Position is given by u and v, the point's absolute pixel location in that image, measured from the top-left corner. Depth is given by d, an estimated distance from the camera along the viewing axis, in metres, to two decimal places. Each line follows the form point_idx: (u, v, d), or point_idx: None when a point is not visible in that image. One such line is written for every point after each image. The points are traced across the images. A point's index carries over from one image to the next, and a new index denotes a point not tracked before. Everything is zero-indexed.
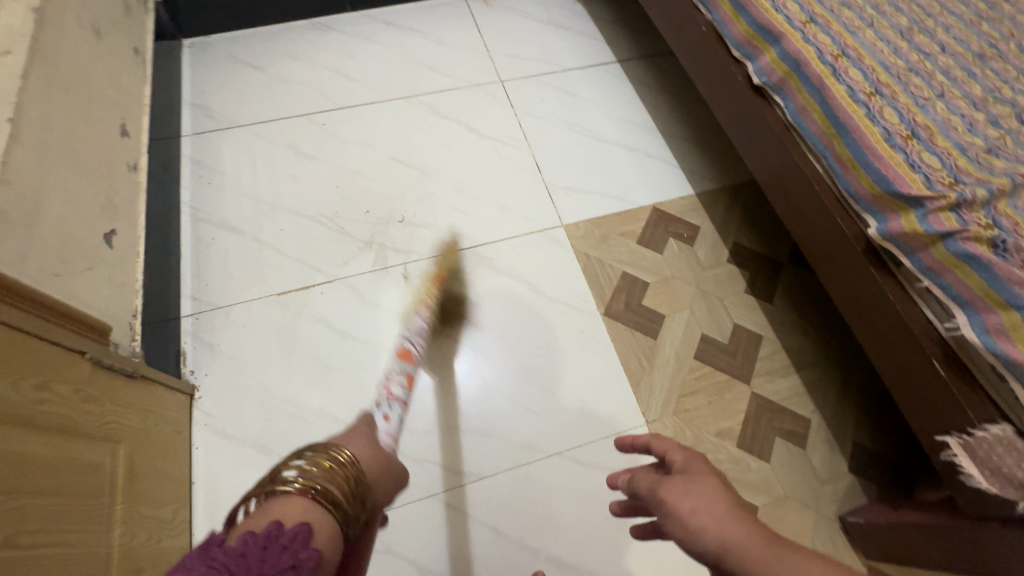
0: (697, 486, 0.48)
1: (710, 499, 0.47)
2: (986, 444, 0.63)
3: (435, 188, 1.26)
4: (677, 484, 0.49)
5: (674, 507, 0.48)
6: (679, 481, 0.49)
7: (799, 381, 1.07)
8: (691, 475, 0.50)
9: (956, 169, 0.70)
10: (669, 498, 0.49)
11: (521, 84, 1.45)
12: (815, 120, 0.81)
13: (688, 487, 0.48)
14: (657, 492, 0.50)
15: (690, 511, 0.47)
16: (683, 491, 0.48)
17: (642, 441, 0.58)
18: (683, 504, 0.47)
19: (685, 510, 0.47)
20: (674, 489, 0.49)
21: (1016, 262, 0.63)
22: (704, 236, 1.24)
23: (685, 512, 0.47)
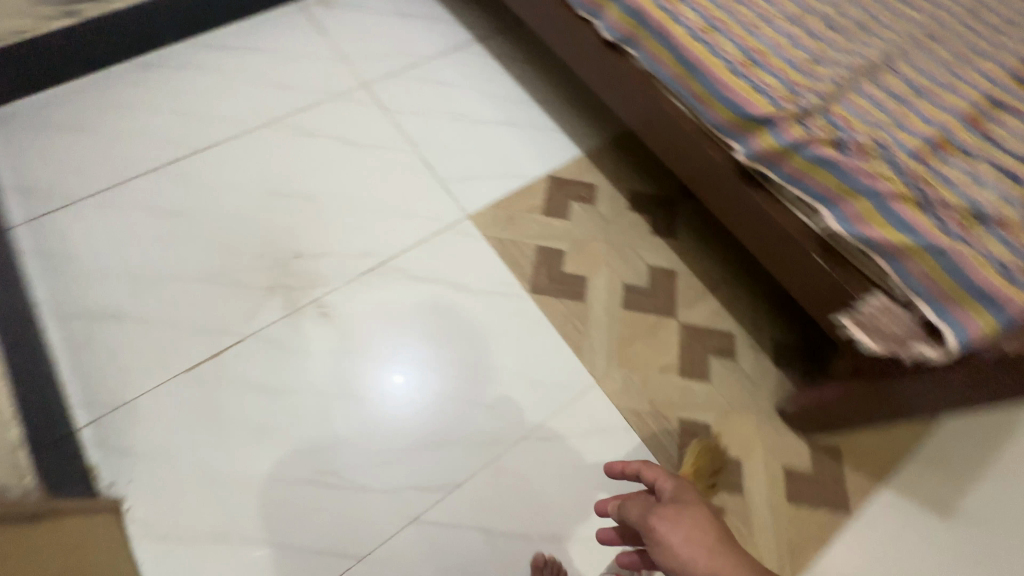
0: (687, 519, 0.51)
1: (698, 535, 0.49)
2: (872, 315, 0.73)
3: (328, 212, 1.20)
4: (671, 513, 0.51)
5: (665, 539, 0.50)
6: (670, 511, 0.51)
7: (715, 302, 1.17)
8: (681, 507, 0.52)
9: (792, 84, 0.78)
10: (659, 528, 0.51)
11: (387, 83, 1.40)
12: (667, 64, 0.86)
13: (678, 518, 0.51)
14: (648, 523, 0.52)
15: (680, 543, 0.49)
16: (673, 525, 0.50)
17: (633, 466, 0.58)
18: (674, 537, 0.50)
19: (676, 543, 0.49)
20: (667, 519, 0.51)
21: (855, 155, 0.72)
22: (601, 192, 1.29)
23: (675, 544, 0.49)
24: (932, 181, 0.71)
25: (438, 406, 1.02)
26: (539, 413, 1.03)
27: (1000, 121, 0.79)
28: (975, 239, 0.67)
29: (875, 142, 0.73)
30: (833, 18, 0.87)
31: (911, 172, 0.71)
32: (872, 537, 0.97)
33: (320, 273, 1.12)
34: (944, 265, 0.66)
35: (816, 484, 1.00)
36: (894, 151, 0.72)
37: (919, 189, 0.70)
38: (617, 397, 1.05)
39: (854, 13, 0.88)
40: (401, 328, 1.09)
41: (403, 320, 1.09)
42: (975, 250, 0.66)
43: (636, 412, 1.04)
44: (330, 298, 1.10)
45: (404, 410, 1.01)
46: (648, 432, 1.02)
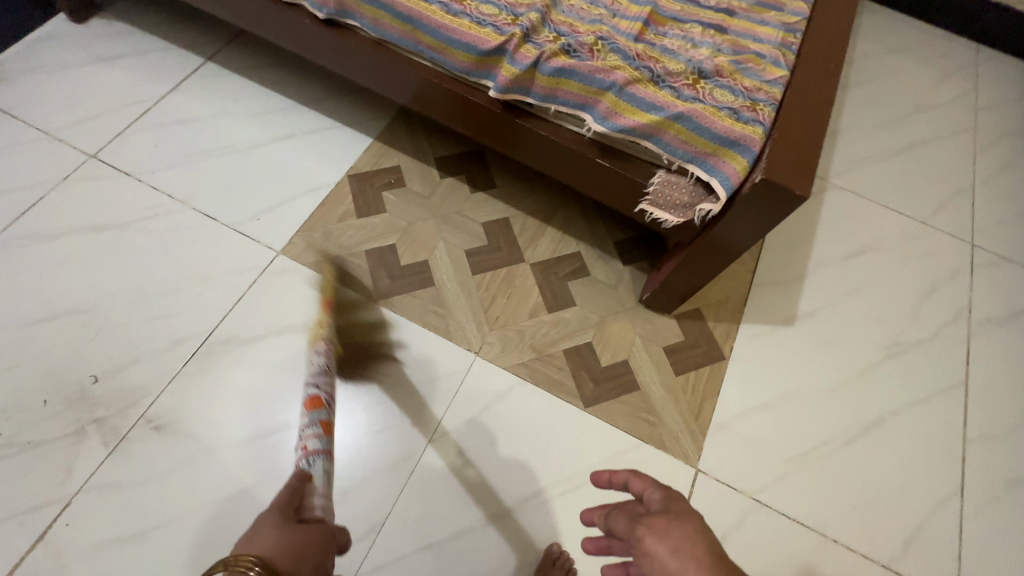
0: (678, 532, 0.45)
1: (687, 552, 0.43)
2: (662, 193, 0.79)
3: (112, 313, 1.00)
4: (660, 525, 0.45)
5: (653, 553, 0.44)
6: (660, 523, 0.45)
7: (554, 230, 1.20)
8: (672, 521, 0.45)
9: (510, 6, 0.77)
10: (647, 540, 0.45)
11: (121, 144, 1.18)
12: (390, 24, 0.81)
13: (670, 532, 0.45)
14: (635, 533, 0.46)
15: (668, 556, 0.43)
16: (662, 538, 0.44)
17: (620, 478, 0.53)
18: (662, 551, 0.44)
19: (663, 557, 0.43)
20: (654, 530, 0.45)
21: (587, 55, 0.73)
22: (408, 171, 1.23)
23: (662, 558, 0.43)
24: (656, 57, 0.75)
25: (382, 419, 0.97)
26: (435, 410, 0.99)
27: None
28: (706, 95, 0.72)
29: (599, 38, 0.75)
30: None
31: (637, 54, 0.74)
32: (749, 367, 1.09)
33: (134, 385, 0.95)
34: (691, 127, 0.71)
35: (692, 348, 1.10)
36: (617, 40, 0.75)
37: (648, 68, 0.73)
38: (502, 359, 1.05)
39: None
40: (296, 378, 1.00)
41: (273, 381, 0.99)
42: (708, 105, 0.71)
43: (524, 364, 1.05)
44: (160, 406, 0.94)
45: (351, 442, 0.95)
46: (542, 376, 1.04)
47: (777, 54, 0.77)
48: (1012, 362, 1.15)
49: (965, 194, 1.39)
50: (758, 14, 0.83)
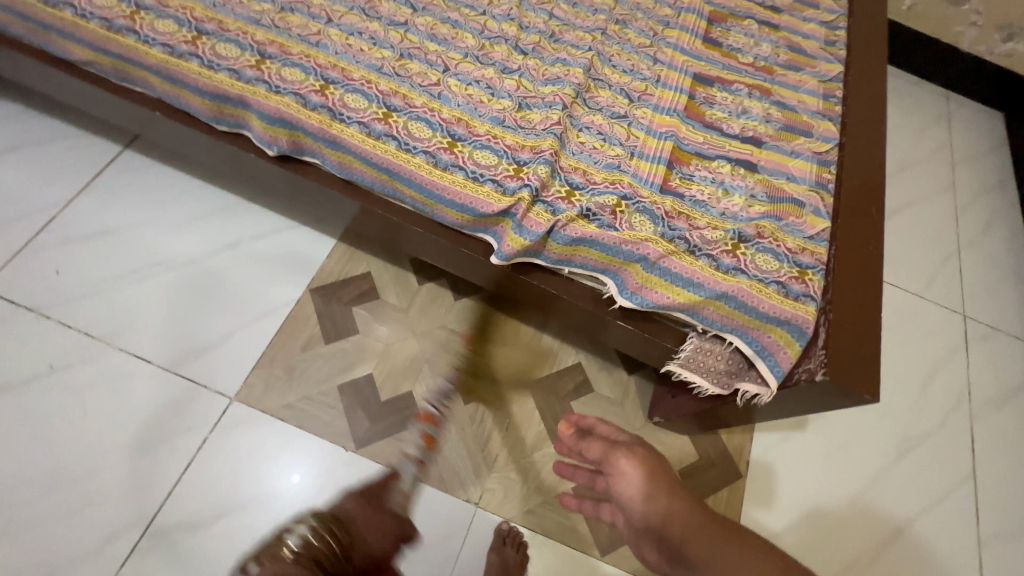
0: (653, 462, 0.49)
1: (657, 475, 0.48)
2: (693, 357, 0.67)
3: (21, 505, 0.81)
4: (632, 453, 0.50)
5: (626, 474, 0.49)
6: (639, 450, 0.50)
7: (550, 339, 1.08)
8: (651, 454, 0.50)
9: (510, 151, 0.64)
10: (621, 464, 0.49)
11: (18, 268, 0.97)
12: (361, 169, 0.65)
13: (646, 459, 0.49)
14: (612, 456, 0.51)
15: (641, 480, 0.47)
16: (638, 463, 0.48)
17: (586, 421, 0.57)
18: (636, 474, 0.48)
19: (637, 479, 0.48)
20: (631, 458, 0.49)
21: (610, 219, 0.61)
22: (381, 278, 1.08)
23: (636, 480, 0.48)
24: (688, 214, 0.64)
25: None
26: None
27: (712, 99, 0.75)
28: (749, 264, 0.62)
29: (621, 195, 0.63)
30: (519, 38, 0.74)
31: (667, 213, 0.63)
32: (767, 485, 1.02)
33: None
34: (735, 305, 0.61)
35: (709, 469, 1.01)
36: (642, 196, 0.63)
37: (683, 234, 0.62)
38: (506, 507, 0.93)
39: (537, 21, 0.76)
40: None
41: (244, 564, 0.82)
42: (753, 278, 0.61)
43: (531, 509, 0.93)
44: None
45: None
46: (554, 523, 0.93)
47: (816, 199, 0.68)
48: (1011, 448, 1.15)
49: (952, 259, 1.38)
50: (787, 141, 0.73)
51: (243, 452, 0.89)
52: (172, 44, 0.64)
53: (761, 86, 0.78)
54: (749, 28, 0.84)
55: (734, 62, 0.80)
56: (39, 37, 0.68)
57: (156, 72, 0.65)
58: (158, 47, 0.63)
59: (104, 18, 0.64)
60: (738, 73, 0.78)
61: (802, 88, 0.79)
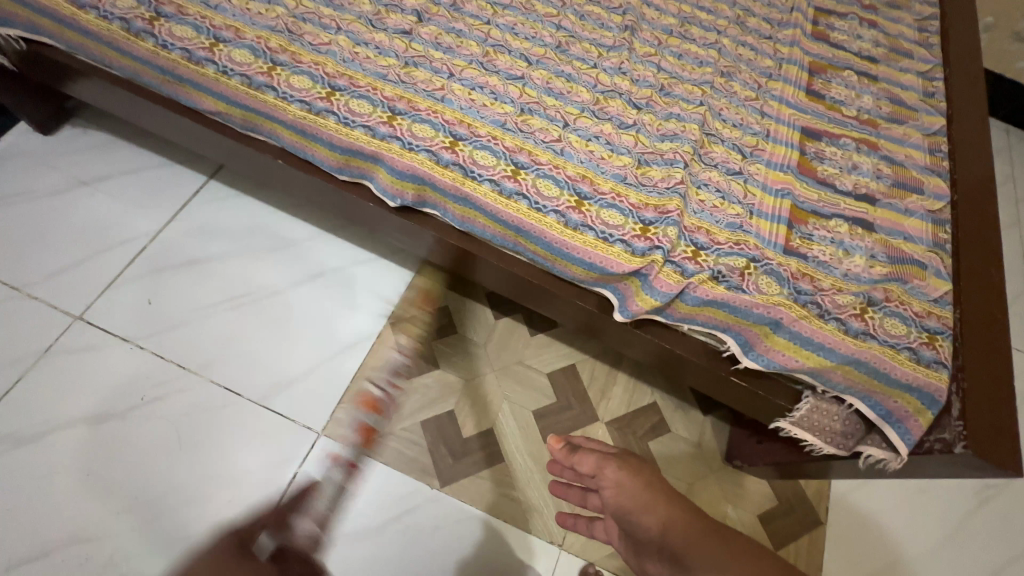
0: (644, 472, 0.54)
1: (650, 483, 0.53)
2: (808, 416, 0.66)
3: (122, 537, 0.82)
4: (623, 465, 0.55)
5: (621, 483, 0.54)
6: (630, 462, 0.55)
7: (625, 377, 1.08)
8: (642, 464, 0.56)
9: (635, 210, 0.64)
10: (615, 476, 0.55)
11: (112, 299, 0.99)
12: (486, 225, 0.66)
13: (638, 469, 0.55)
14: (606, 470, 0.55)
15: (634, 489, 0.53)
16: (634, 475, 0.54)
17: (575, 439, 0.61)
18: (629, 484, 0.53)
19: (633, 489, 0.53)
20: (620, 471, 0.55)
21: (739, 282, 0.62)
22: (459, 312, 1.09)
23: (635, 490, 0.53)
24: (812, 275, 0.64)
25: None
26: None
27: (821, 154, 0.75)
28: (878, 329, 0.61)
29: (749, 257, 0.63)
30: (631, 91, 0.74)
31: (793, 275, 0.63)
32: (853, 539, 1.00)
33: None
34: (866, 371, 0.60)
35: (789, 513, 1.00)
36: (768, 257, 0.64)
37: (813, 299, 0.62)
38: (591, 550, 0.92)
39: (646, 74, 0.77)
40: None
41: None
42: (884, 343, 0.61)
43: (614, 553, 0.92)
44: None
45: None
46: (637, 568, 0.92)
47: (937, 260, 0.68)
48: None
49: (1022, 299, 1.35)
50: (899, 199, 0.73)
51: (332, 488, 0.90)
52: (308, 100, 0.65)
53: (867, 140, 0.78)
54: (849, 79, 0.84)
55: (838, 114, 0.80)
56: (173, 88, 0.69)
57: (289, 126, 0.66)
58: (294, 103, 0.65)
59: (243, 74, 0.65)
60: (843, 126, 0.79)
61: (907, 142, 0.79)
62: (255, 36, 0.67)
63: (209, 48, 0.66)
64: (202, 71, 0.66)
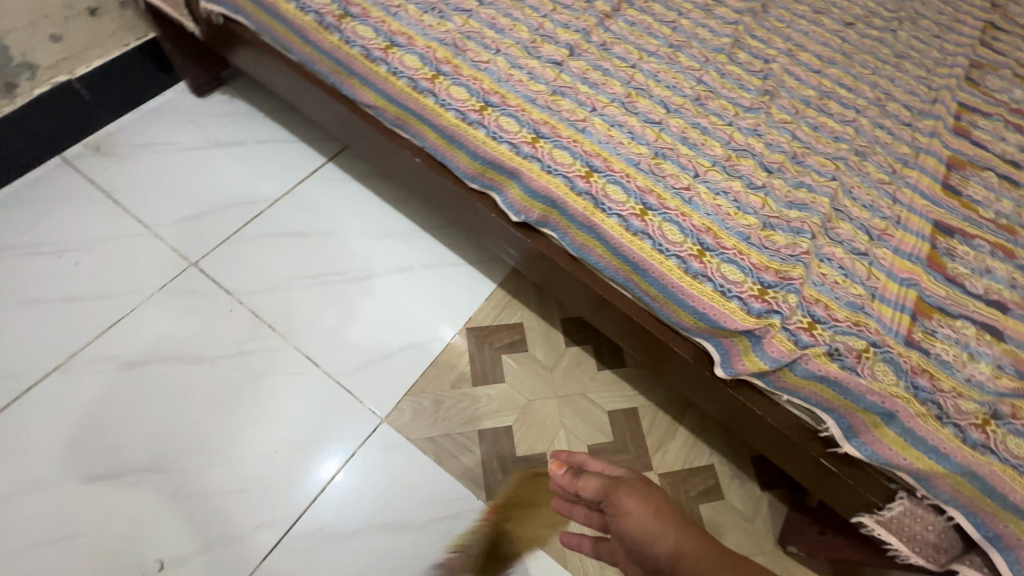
0: (652, 498, 0.52)
1: (662, 510, 0.51)
2: (900, 519, 0.63)
3: (190, 476, 0.87)
4: (630, 491, 0.52)
5: (631, 512, 0.51)
6: (637, 486, 0.53)
7: (685, 432, 1.05)
8: (651, 488, 0.53)
9: (756, 270, 0.64)
10: (623, 503, 0.52)
11: (224, 253, 1.07)
12: (603, 256, 0.68)
13: (647, 494, 0.52)
14: (612, 495, 0.53)
15: (645, 515, 0.50)
16: (643, 502, 0.51)
17: (576, 459, 0.60)
18: (639, 511, 0.51)
19: (643, 517, 0.50)
20: (627, 497, 0.52)
21: (854, 363, 0.60)
22: (532, 331, 1.10)
23: (643, 519, 0.50)
24: (933, 372, 0.61)
25: None
26: None
27: (953, 252, 0.73)
28: (999, 444, 0.58)
29: (868, 340, 0.62)
30: (764, 154, 0.75)
31: (913, 369, 0.61)
32: None
33: None
34: (981, 487, 0.56)
35: None
36: (887, 344, 0.62)
37: (933, 398, 0.60)
38: None
39: (781, 139, 0.77)
40: None
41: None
42: (1005, 461, 0.57)
43: None
44: None
45: None
46: None
47: None
48: None
49: None
50: None
51: (381, 476, 0.92)
52: (463, 111, 0.70)
53: (1004, 246, 0.75)
54: (989, 180, 0.82)
55: (974, 214, 0.77)
56: (342, 79, 0.77)
57: (439, 130, 0.72)
58: (450, 111, 0.70)
59: (410, 77, 0.71)
60: (978, 226, 0.76)
61: None
62: (425, 45, 0.73)
63: (384, 49, 0.73)
64: (374, 69, 0.73)
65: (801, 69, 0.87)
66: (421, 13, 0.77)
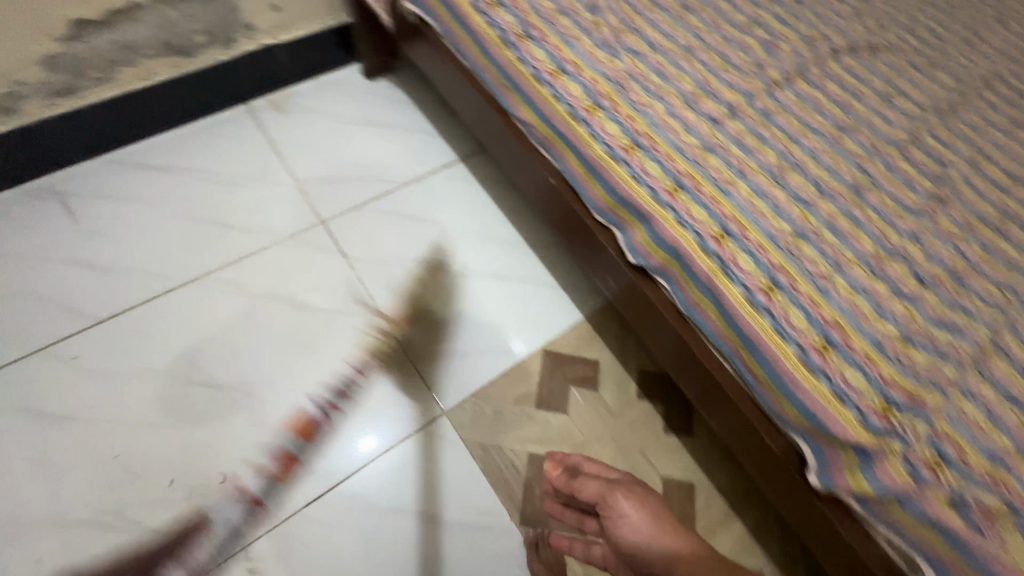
0: (642, 499, 0.75)
1: (653, 512, 0.74)
2: None
3: (268, 408, 0.96)
4: (624, 493, 0.76)
5: (630, 515, 0.74)
6: (630, 488, 0.77)
7: (742, 527, 0.97)
8: (643, 491, 0.77)
9: (883, 383, 0.59)
10: (621, 502, 0.75)
11: (350, 219, 1.17)
12: (714, 321, 0.66)
13: (637, 495, 0.76)
14: (612, 496, 0.76)
15: (637, 515, 0.74)
16: (637, 505, 0.75)
17: (572, 463, 0.85)
18: (633, 512, 0.74)
19: (637, 518, 0.74)
20: (623, 499, 0.76)
21: (979, 522, 0.53)
22: (606, 372, 1.08)
23: (637, 522, 0.73)
24: None
25: None
26: None
27: None
28: None
29: (1006, 501, 0.53)
30: (920, 263, 0.68)
31: None
32: None
33: (250, 506, 0.88)
34: None
35: None
36: None
37: None
38: None
39: (943, 252, 0.70)
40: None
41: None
42: None
43: None
44: (263, 545, 0.86)
45: None
46: None
47: None
48: None
49: None
50: None
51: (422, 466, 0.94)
52: (612, 146, 0.72)
53: None
54: None
55: None
56: (504, 92, 0.82)
57: (584, 159, 0.74)
58: (599, 143, 0.72)
59: (571, 104, 0.74)
60: None
61: None
62: (591, 77, 0.76)
63: (552, 73, 0.77)
64: (538, 89, 0.77)
65: (984, 183, 0.79)
66: (594, 47, 0.80)
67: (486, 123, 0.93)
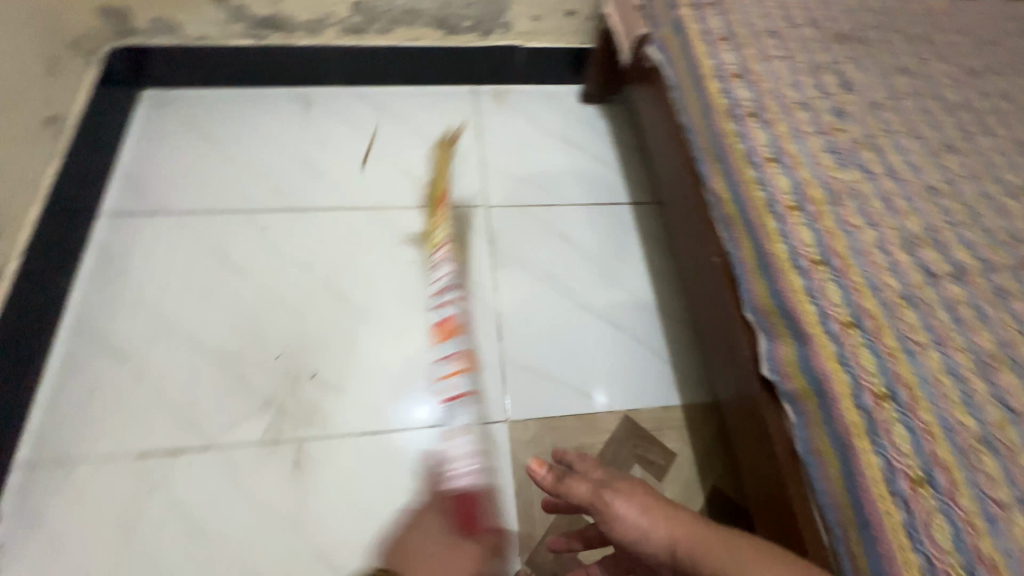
0: (632, 489, 0.61)
1: (652, 508, 0.60)
2: None
3: (372, 338, 1.06)
4: (617, 491, 0.61)
5: (626, 514, 0.59)
6: (621, 486, 0.62)
7: None
8: (631, 486, 0.62)
9: None
10: (613, 502, 0.60)
11: (509, 215, 1.25)
12: (832, 481, 0.57)
13: (629, 493, 0.61)
14: (601, 496, 0.61)
15: (637, 516, 0.59)
16: (629, 500, 0.60)
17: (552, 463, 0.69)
18: (627, 510, 0.60)
19: (634, 516, 0.59)
20: (614, 498, 0.60)
21: None
22: (677, 470, 1.00)
23: (633, 518, 0.59)
24: None
25: None
26: None
27: None
28: None
29: None
30: None
31: None
32: None
33: (320, 410, 0.99)
34: None
35: None
36: None
37: None
38: None
39: None
40: None
41: (386, 532, 0.90)
42: None
43: None
44: (314, 447, 0.95)
45: None
46: None
47: None
48: None
49: None
50: None
51: (469, 460, 0.96)
52: (797, 253, 0.67)
53: None
54: None
55: None
56: (706, 160, 0.81)
57: (760, 253, 0.69)
58: (785, 246, 0.68)
59: (771, 195, 0.71)
60: None
61: None
62: (805, 178, 0.72)
63: (766, 160, 0.74)
64: (744, 169, 0.74)
65: None
66: (822, 150, 0.76)
67: (676, 180, 0.92)
